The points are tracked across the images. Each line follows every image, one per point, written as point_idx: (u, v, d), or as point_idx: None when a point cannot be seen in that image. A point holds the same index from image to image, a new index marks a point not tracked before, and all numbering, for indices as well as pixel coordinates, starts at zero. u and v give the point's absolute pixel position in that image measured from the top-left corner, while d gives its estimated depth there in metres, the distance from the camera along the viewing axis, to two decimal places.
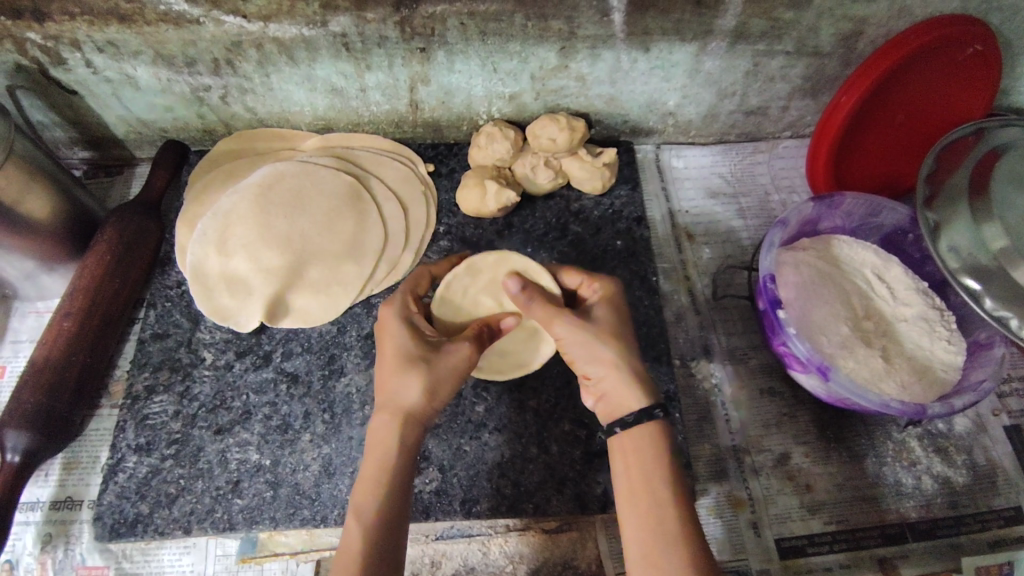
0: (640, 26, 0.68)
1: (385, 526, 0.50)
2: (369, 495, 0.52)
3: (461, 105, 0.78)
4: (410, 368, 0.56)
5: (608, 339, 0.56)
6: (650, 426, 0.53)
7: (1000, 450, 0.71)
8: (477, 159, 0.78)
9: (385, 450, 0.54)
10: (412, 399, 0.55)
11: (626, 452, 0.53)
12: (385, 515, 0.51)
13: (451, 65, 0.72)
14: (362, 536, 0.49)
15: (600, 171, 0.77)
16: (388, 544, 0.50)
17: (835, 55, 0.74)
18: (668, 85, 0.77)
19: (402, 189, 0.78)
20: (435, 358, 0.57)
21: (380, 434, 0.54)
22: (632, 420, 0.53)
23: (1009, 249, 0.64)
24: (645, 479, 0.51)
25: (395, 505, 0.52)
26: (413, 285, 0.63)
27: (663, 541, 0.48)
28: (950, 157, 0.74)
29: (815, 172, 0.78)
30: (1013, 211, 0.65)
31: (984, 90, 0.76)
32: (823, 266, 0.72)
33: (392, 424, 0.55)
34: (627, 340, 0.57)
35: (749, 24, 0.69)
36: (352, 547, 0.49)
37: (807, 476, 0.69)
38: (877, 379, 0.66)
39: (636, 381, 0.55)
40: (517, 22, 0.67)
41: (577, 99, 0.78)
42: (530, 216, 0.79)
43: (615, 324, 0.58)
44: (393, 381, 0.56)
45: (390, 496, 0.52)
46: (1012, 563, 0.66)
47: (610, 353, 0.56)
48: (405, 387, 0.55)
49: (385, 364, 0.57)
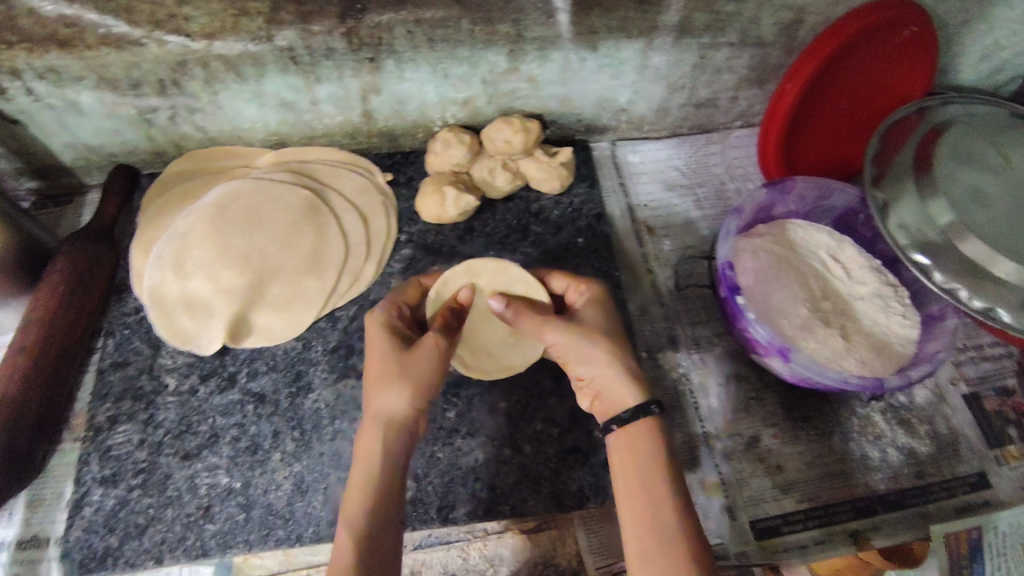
0: (586, 25, 0.69)
1: (375, 534, 0.50)
2: (359, 501, 0.51)
3: (415, 113, 0.78)
4: (392, 373, 0.56)
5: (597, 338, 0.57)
6: (645, 423, 0.53)
7: (959, 418, 0.73)
8: (435, 165, 0.78)
9: (374, 456, 0.53)
10: (395, 403, 0.55)
11: (623, 448, 0.53)
12: (375, 522, 0.50)
13: (401, 73, 0.72)
14: (353, 544, 0.49)
15: (557, 170, 0.78)
16: (376, 551, 0.49)
17: (777, 45, 0.76)
18: (618, 82, 0.78)
19: (361, 199, 0.77)
20: (414, 361, 0.57)
21: (368, 442, 0.54)
22: (629, 416, 0.54)
23: (956, 223, 0.66)
24: (642, 475, 0.51)
25: (386, 513, 0.51)
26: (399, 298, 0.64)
27: (660, 538, 0.48)
28: (896, 135, 0.77)
29: (766, 157, 0.79)
30: (957, 187, 0.67)
31: (922, 69, 0.79)
32: (781, 252, 0.74)
33: (379, 431, 0.54)
34: (622, 343, 0.58)
35: (692, 18, 0.70)
36: (343, 555, 0.49)
37: (777, 457, 0.70)
38: (841, 355, 0.67)
39: (628, 376, 0.55)
40: (464, 27, 0.67)
41: (529, 101, 0.79)
42: (491, 219, 0.79)
43: (604, 326, 0.59)
44: (377, 387, 0.56)
45: (380, 503, 0.51)
46: (981, 527, 0.68)
47: (601, 352, 0.57)
48: (388, 391, 0.55)
49: (371, 373, 0.57)
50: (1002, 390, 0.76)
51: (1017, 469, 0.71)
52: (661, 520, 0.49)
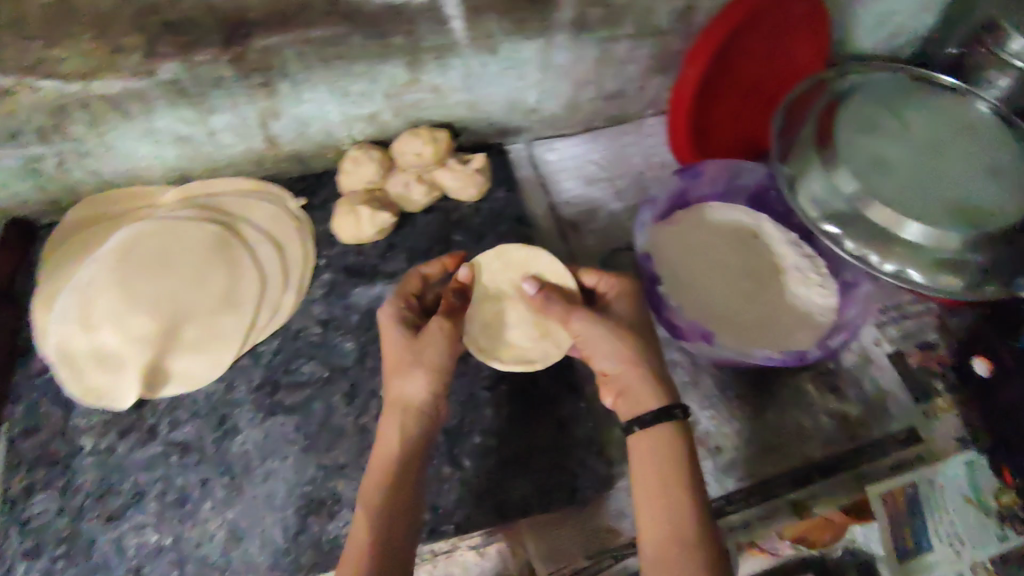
0: (481, 30, 0.68)
1: (390, 519, 0.51)
2: (375, 488, 0.53)
3: (321, 134, 0.76)
4: (408, 364, 0.58)
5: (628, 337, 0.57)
6: (666, 425, 0.53)
7: (887, 377, 0.76)
8: (347, 185, 0.76)
9: (392, 447, 0.55)
10: (413, 393, 0.57)
11: (643, 447, 0.53)
12: (391, 507, 0.52)
13: (298, 95, 0.70)
14: (369, 530, 0.51)
15: (473, 177, 0.77)
16: (390, 545, 0.50)
17: (675, 32, 0.77)
18: (524, 83, 0.77)
19: (274, 227, 0.75)
20: (423, 349, 0.58)
21: (388, 432, 0.56)
22: (652, 417, 0.53)
23: (861, 190, 0.69)
24: (661, 477, 0.51)
25: (404, 500, 0.53)
26: (411, 286, 0.63)
27: (676, 542, 0.48)
28: (797, 109, 0.78)
29: (677, 140, 0.79)
30: (856, 157, 0.71)
31: (817, 45, 0.81)
32: (688, 243, 0.75)
33: (398, 419, 0.57)
34: (645, 340, 0.57)
35: (587, 14, 0.70)
36: (360, 541, 0.50)
37: (716, 438, 0.71)
38: (746, 337, 0.69)
39: (656, 378, 0.55)
40: (356, 43, 0.65)
41: (437, 109, 0.77)
42: (412, 233, 0.77)
43: (638, 326, 0.59)
44: (397, 378, 0.58)
45: (397, 491, 0.53)
46: (916, 483, 0.70)
47: (632, 349, 0.56)
48: (411, 381, 0.57)
49: (388, 364, 0.59)
50: (924, 345, 0.78)
51: (946, 421, 0.74)
52: (676, 525, 0.49)
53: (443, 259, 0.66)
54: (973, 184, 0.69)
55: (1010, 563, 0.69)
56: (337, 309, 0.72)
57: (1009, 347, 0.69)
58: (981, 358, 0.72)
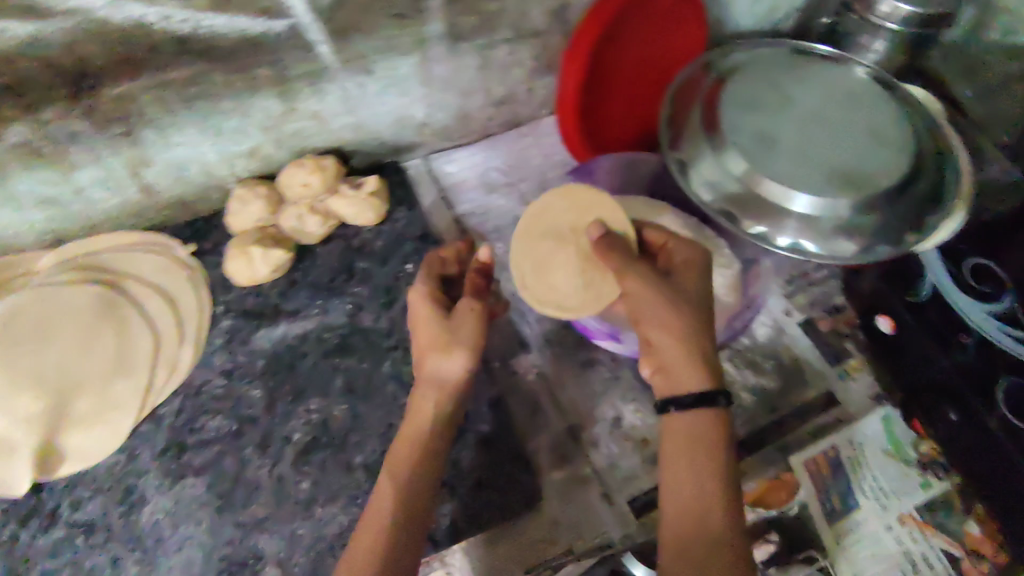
0: (352, 52, 0.66)
1: (416, 486, 0.55)
2: (404, 456, 0.57)
3: (200, 176, 0.72)
4: (437, 342, 0.60)
5: (687, 315, 0.54)
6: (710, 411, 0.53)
7: (801, 345, 0.77)
8: (236, 225, 0.73)
9: (423, 421, 0.59)
10: (451, 370, 0.60)
11: (677, 432, 0.53)
12: (416, 475, 0.56)
13: (167, 140, 0.66)
14: (395, 493, 0.54)
15: (368, 201, 0.75)
16: (416, 506, 0.54)
17: (553, 31, 0.76)
18: (408, 99, 0.75)
19: (163, 280, 0.71)
20: (456, 327, 0.60)
21: (422, 404, 0.60)
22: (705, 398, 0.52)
23: (750, 169, 0.67)
24: (694, 468, 0.51)
25: (427, 472, 0.56)
26: (428, 271, 0.66)
27: (704, 529, 0.48)
28: (686, 93, 0.77)
29: (569, 141, 0.79)
30: (743, 134, 0.69)
31: (697, 28, 0.81)
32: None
33: (433, 394, 0.60)
34: (706, 322, 0.55)
35: (459, 24, 0.69)
36: (385, 503, 0.54)
37: (642, 431, 0.71)
38: None
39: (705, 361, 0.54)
40: (218, 81, 0.62)
41: (322, 136, 0.75)
42: (312, 266, 0.75)
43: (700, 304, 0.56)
44: (432, 354, 0.60)
45: (420, 462, 0.57)
46: (836, 445, 0.72)
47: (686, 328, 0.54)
48: (447, 360, 0.60)
49: (420, 343, 0.62)
50: (833, 309, 0.80)
51: (860, 379, 0.76)
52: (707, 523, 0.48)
53: (456, 246, 0.70)
54: (863, 149, 0.68)
55: (935, 511, 0.70)
56: (240, 356, 0.69)
57: (906, 304, 0.71)
58: (884, 316, 0.74)
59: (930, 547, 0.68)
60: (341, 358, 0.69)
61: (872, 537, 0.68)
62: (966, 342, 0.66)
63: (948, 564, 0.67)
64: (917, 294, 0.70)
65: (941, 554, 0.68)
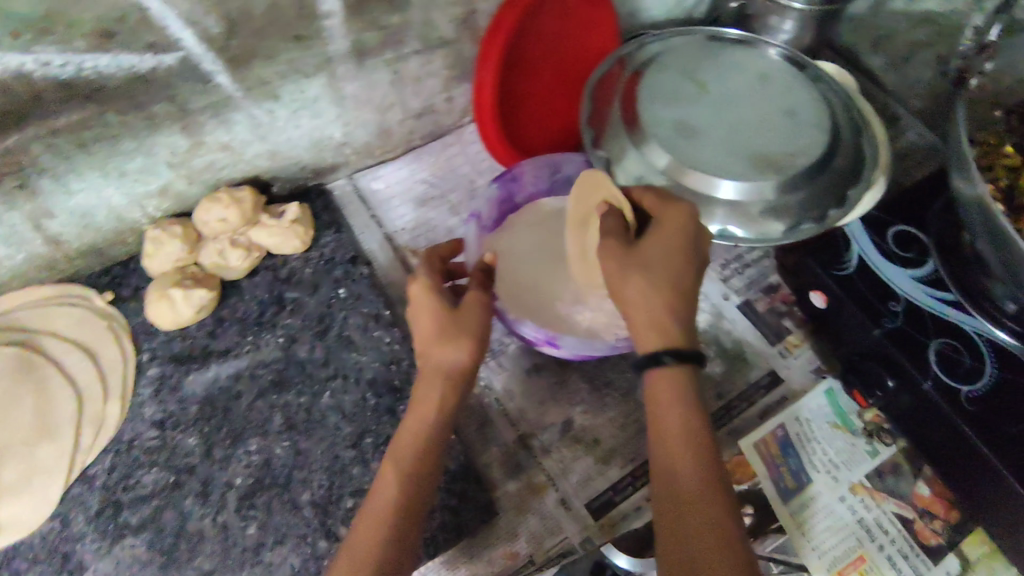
0: (253, 78, 0.64)
1: (419, 485, 0.51)
2: (405, 453, 0.53)
3: (111, 220, 0.69)
4: (444, 332, 0.55)
5: (645, 274, 0.51)
6: (675, 366, 0.49)
7: (739, 328, 0.79)
8: (155, 268, 0.70)
9: (426, 417, 0.54)
10: (456, 361, 0.55)
11: (658, 396, 0.50)
12: (421, 475, 0.52)
13: (67, 188, 0.63)
14: (394, 494, 0.51)
15: (292, 230, 0.73)
16: (414, 507, 0.51)
17: (464, 38, 0.75)
18: (322, 121, 0.74)
19: (83, 333, 0.69)
20: (461, 316, 0.56)
21: (427, 397, 0.54)
22: (669, 355, 0.49)
23: (673, 162, 0.66)
24: (672, 431, 0.49)
25: (430, 469, 0.53)
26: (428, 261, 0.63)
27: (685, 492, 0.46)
28: (604, 91, 0.75)
29: (492, 144, 0.76)
30: (663, 127, 0.68)
31: (607, 26, 0.80)
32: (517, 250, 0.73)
33: (440, 386, 0.55)
34: (679, 270, 0.52)
35: (363, 40, 0.67)
36: (382, 503, 0.51)
37: (592, 432, 0.71)
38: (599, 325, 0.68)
39: (668, 318, 0.50)
40: (112, 121, 0.60)
41: (235, 167, 0.72)
42: (241, 301, 0.73)
43: (666, 261, 0.52)
44: (436, 345, 0.55)
45: (427, 460, 0.53)
46: (784, 423, 0.73)
47: (647, 289, 0.51)
48: (450, 350, 0.55)
49: (422, 335, 0.57)
50: (769, 289, 0.81)
51: (800, 356, 0.78)
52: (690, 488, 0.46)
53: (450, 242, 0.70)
54: (780, 132, 0.68)
55: (885, 476, 0.71)
56: (171, 404, 0.67)
57: (833, 277, 0.71)
58: (816, 291, 0.73)
59: (883, 513, 0.69)
60: (278, 394, 0.68)
61: (827, 510, 0.69)
62: (894, 309, 0.68)
63: (902, 527, 0.68)
64: (843, 266, 0.71)
65: (894, 518, 0.69)
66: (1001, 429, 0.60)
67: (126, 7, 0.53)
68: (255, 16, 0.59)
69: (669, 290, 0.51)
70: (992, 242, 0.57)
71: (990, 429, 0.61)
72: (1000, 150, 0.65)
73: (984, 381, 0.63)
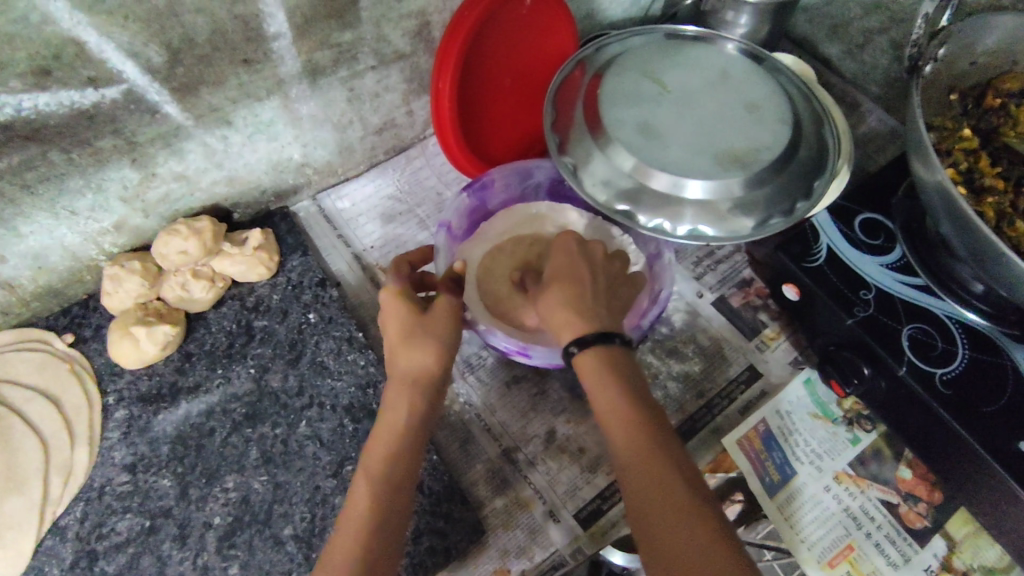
0: (203, 106, 0.62)
1: (393, 499, 0.50)
2: (379, 464, 0.52)
3: (65, 260, 0.67)
4: (412, 337, 0.55)
5: (557, 287, 0.55)
6: (600, 350, 0.51)
7: (716, 325, 0.79)
8: (115, 306, 0.68)
9: (398, 427, 0.53)
10: (425, 367, 0.54)
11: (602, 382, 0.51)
12: (395, 489, 0.51)
13: (15, 230, 0.61)
14: (368, 512, 0.49)
15: (255, 257, 0.71)
16: (390, 518, 0.50)
17: (420, 51, 0.74)
18: (280, 143, 0.72)
19: (44, 378, 0.66)
20: (428, 321, 0.56)
21: (397, 405, 0.53)
22: (590, 338, 0.51)
23: (639, 164, 0.66)
24: (622, 415, 0.49)
25: (403, 482, 0.52)
26: (396, 268, 0.61)
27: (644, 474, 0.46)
28: (566, 94, 0.74)
29: (454, 155, 0.75)
30: (627, 128, 0.67)
31: (563, 27, 0.79)
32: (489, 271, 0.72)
33: (407, 394, 0.54)
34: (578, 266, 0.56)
35: (316, 60, 0.66)
36: (356, 522, 0.49)
37: (577, 441, 0.70)
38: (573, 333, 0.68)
39: (578, 313, 0.53)
40: (57, 158, 0.58)
41: (192, 196, 0.70)
42: (208, 334, 0.71)
43: (568, 270, 0.56)
44: (402, 350, 0.55)
45: (400, 472, 0.51)
46: (765, 419, 0.73)
47: (557, 297, 0.54)
48: (416, 356, 0.54)
49: (390, 340, 0.56)
50: (743, 284, 0.82)
51: (777, 349, 0.78)
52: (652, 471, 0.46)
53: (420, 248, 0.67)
54: (744, 126, 0.68)
55: (868, 463, 0.71)
56: (142, 446, 0.65)
57: (804, 270, 0.70)
58: (789, 284, 0.74)
59: (868, 499, 0.70)
60: (252, 428, 0.66)
61: (813, 501, 0.69)
62: (865, 297, 0.68)
63: (887, 512, 0.69)
64: (814, 258, 0.71)
65: (879, 503, 0.69)
66: (975, 410, 0.61)
67: (61, 42, 0.50)
68: (200, 42, 0.57)
69: (575, 291, 0.54)
70: (954, 227, 0.58)
71: (965, 410, 0.61)
72: (958, 134, 0.66)
73: (954, 366, 0.64)
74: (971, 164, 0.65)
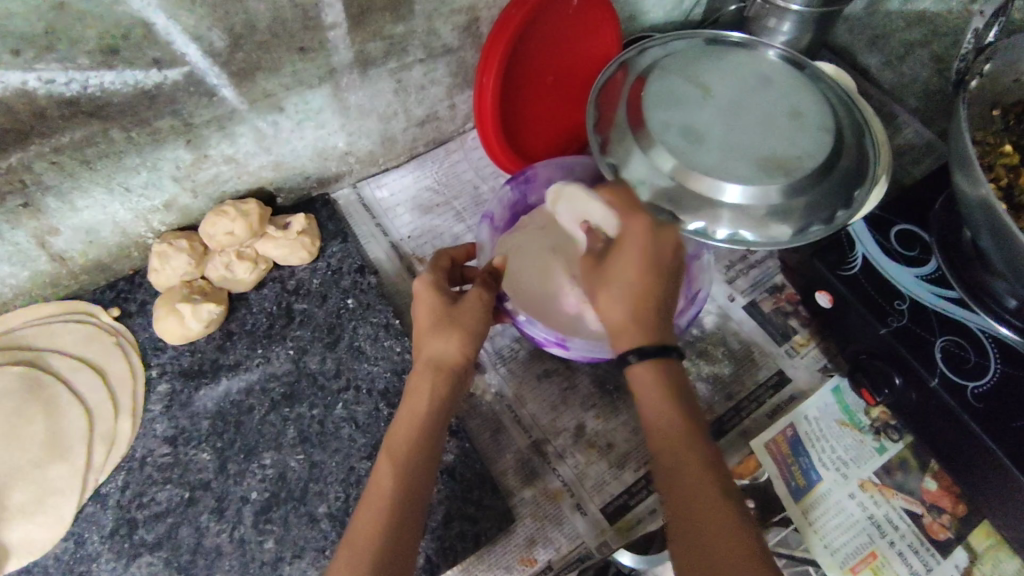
0: (258, 91, 0.64)
1: (414, 475, 0.51)
2: (402, 445, 0.53)
3: (115, 235, 0.69)
4: (442, 324, 0.56)
5: (618, 293, 0.54)
6: (659, 361, 0.51)
7: (747, 329, 0.81)
8: (161, 282, 0.70)
9: (419, 408, 0.54)
10: (452, 354, 0.56)
11: (645, 383, 0.52)
12: (414, 465, 0.52)
13: (71, 205, 0.63)
14: (392, 487, 0.50)
15: (298, 241, 0.73)
16: (414, 498, 0.51)
17: (467, 46, 0.75)
18: (327, 130, 0.74)
19: (90, 349, 0.68)
20: (458, 312, 0.57)
21: (419, 389, 0.55)
22: (651, 352, 0.51)
23: (678, 165, 0.66)
24: (662, 419, 0.50)
25: (427, 459, 0.53)
26: (436, 264, 0.63)
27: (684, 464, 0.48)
28: (608, 96, 0.75)
29: (492, 149, 0.76)
30: (669, 131, 0.68)
31: (607, 29, 0.80)
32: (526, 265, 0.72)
33: (431, 377, 0.56)
34: (647, 278, 0.53)
35: (368, 50, 0.67)
36: (381, 499, 0.50)
37: (605, 436, 0.71)
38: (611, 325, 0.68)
39: (636, 321, 0.52)
40: (117, 136, 0.59)
41: (240, 179, 0.72)
42: (249, 314, 0.73)
43: (631, 269, 0.54)
44: (432, 338, 0.56)
45: (422, 448, 0.53)
46: (794, 423, 0.74)
47: (621, 299, 0.53)
48: (444, 344, 0.55)
49: (421, 328, 0.58)
50: (773, 290, 0.83)
51: (806, 355, 0.79)
52: (696, 488, 0.47)
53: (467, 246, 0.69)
54: (785, 133, 0.68)
55: (893, 473, 0.72)
56: (183, 419, 0.66)
57: (840, 278, 0.71)
58: (822, 291, 0.74)
59: (893, 508, 0.70)
60: (290, 407, 0.67)
61: (837, 507, 0.70)
62: (900, 308, 0.69)
63: (911, 522, 0.69)
64: (850, 266, 0.72)
65: (904, 513, 0.70)
66: (1004, 425, 0.61)
67: (130, 22, 0.52)
68: (260, 29, 0.59)
69: (642, 293, 0.53)
70: (994, 241, 0.58)
71: (994, 426, 0.61)
72: (999, 149, 0.67)
73: (986, 379, 0.63)
74: (1012, 180, 0.65)
